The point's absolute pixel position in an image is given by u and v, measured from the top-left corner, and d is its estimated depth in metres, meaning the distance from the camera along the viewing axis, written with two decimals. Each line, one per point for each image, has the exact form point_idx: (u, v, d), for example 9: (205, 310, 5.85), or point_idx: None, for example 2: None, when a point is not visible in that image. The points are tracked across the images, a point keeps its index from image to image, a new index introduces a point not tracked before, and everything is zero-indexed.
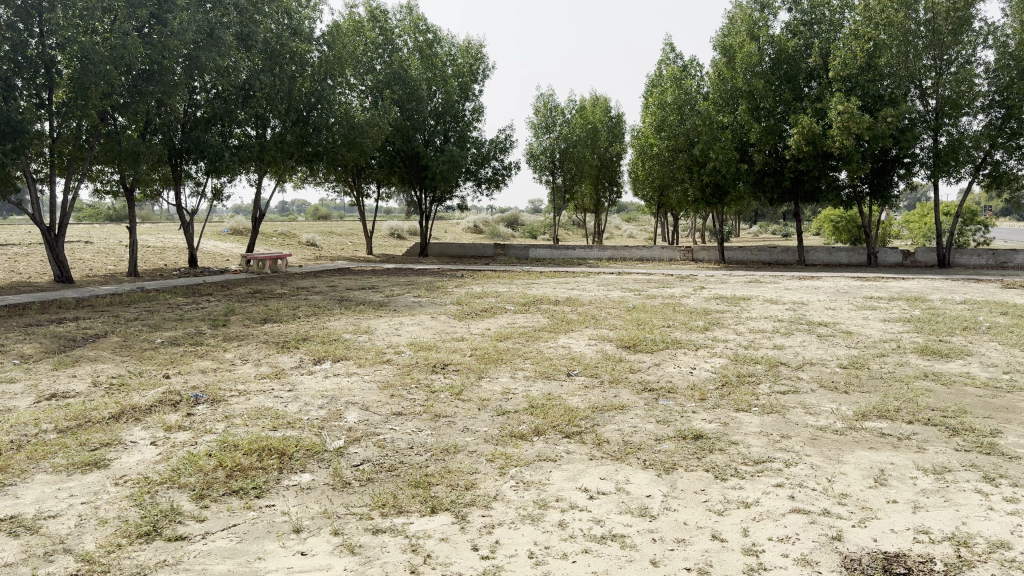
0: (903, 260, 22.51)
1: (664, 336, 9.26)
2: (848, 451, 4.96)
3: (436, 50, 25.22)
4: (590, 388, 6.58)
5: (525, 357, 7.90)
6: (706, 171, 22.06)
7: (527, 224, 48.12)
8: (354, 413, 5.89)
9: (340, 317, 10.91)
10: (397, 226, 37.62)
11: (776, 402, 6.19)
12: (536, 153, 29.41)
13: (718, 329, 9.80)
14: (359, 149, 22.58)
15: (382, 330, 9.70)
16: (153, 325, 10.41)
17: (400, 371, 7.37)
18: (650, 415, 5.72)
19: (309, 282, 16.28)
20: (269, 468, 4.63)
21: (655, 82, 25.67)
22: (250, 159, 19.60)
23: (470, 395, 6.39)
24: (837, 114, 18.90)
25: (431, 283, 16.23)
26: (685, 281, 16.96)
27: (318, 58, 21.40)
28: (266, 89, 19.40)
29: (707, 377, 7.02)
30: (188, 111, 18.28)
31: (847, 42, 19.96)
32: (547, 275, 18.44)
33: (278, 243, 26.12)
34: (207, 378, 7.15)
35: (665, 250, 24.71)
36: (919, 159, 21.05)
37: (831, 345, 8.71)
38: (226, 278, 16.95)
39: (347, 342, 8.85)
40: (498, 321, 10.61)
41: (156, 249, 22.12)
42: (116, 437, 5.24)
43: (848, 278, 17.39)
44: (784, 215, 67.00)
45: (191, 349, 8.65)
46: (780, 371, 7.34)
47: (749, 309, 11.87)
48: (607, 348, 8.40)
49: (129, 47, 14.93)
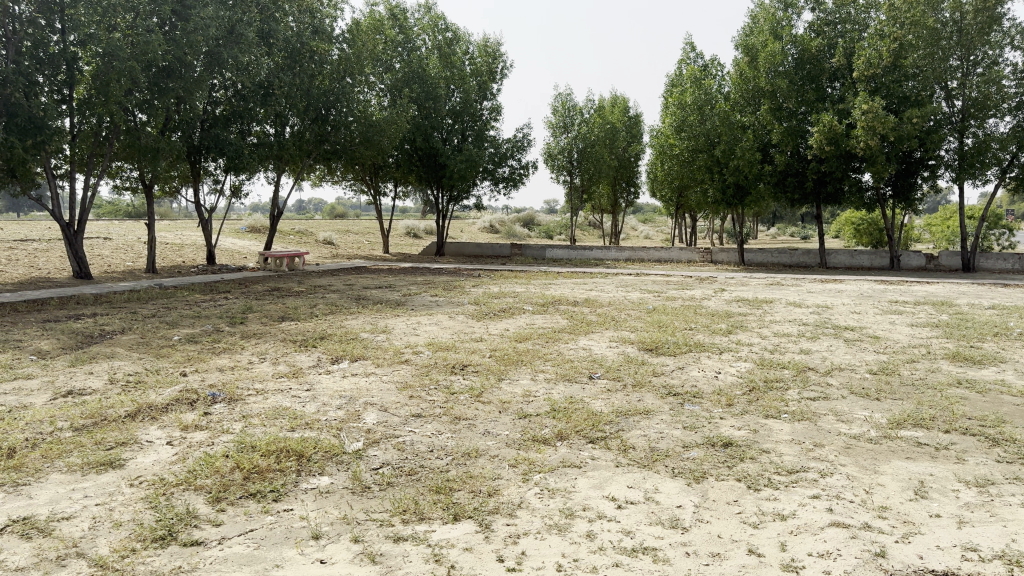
0: (927, 264, 22.16)
1: (687, 338, 9.09)
2: (884, 461, 4.79)
3: (455, 48, 25.10)
4: (613, 392, 6.43)
5: (546, 359, 7.75)
6: (727, 171, 21.79)
7: (544, 224, 47.97)
8: (373, 415, 5.78)
9: (358, 316, 10.81)
10: (414, 225, 37.60)
11: (806, 409, 6.01)
12: (553, 153, 29.27)
13: (741, 333, 9.61)
14: (377, 147, 22.53)
15: (400, 329, 9.59)
16: (170, 322, 10.35)
17: (419, 371, 7.25)
18: (676, 421, 5.57)
19: (326, 280, 16.21)
20: (287, 471, 4.52)
21: (675, 82, 25.43)
22: (269, 157, 19.58)
23: (490, 398, 6.26)
24: (862, 114, 18.62)
25: (448, 283, 16.13)
26: (705, 283, 16.76)
27: (338, 56, 21.18)
28: (286, 86, 19.34)
29: (732, 383, 6.85)
30: (208, 108, 18.25)
31: (872, 41, 19.66)
32: (565, 276, 18.28)
33: (295, 241, 26.11)
34: (224, 376, 7.06)
35: (684, 252, 24.49)
36: (944, 161, 20.73)
37: (858, 351, 8.51)
38: (244, 276, 16.92)
39: (364, 341, 8.74)
40: (518, 322, 10.47)
41: (175, 247, 22.17)
42: (132, 436, 5.15)
43: (871, 281, 17.12)
44: (802, 217, 66.43)
45: (208, 346, 8.57)
46: (808, 377, 7.16)
47: (772, 313, 11.68)
48: (629, 350, 8.24)
49: (152, 43, 14.98)
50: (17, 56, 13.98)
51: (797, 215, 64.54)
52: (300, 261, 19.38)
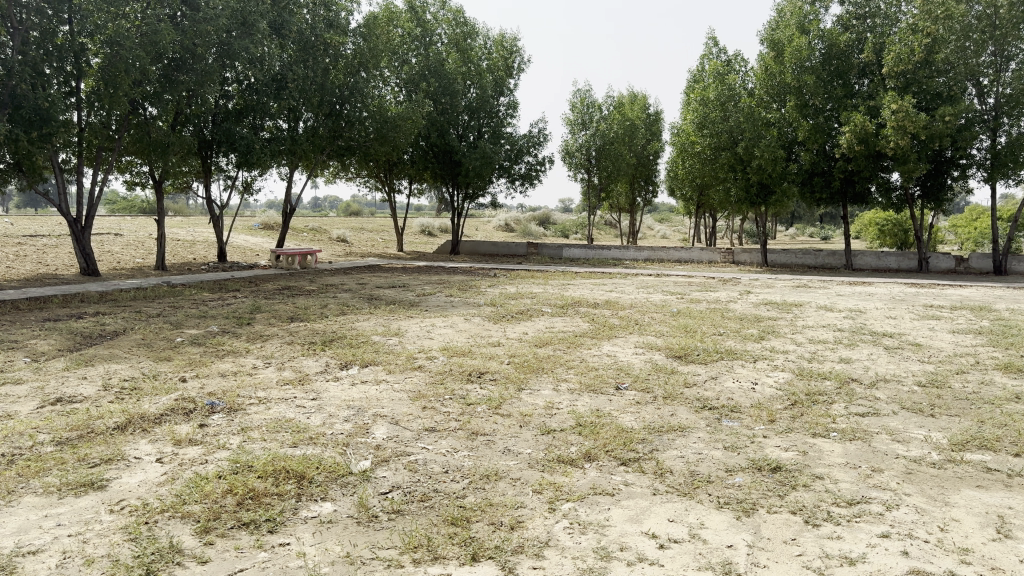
0: (957, 266, 21.41)
1: (717, 344, 8.56)
2: (953, 489, 4.26)
3: (471, 43, 24.63)
4: (642, 404, 5.92)
5: (568, 366, 7.25)
6: (751, 170, 21.20)
7: (560, 222, 47.44)
8: (382, 428, 5.30)
9: (370, 317, 10.36)
10: (429, 223, 37.20)
11: (857, 427, 5.47)
12: (571, 150, 28.76)
13: (774, 339, 9.07)
14: (391, 143, 22.12)
15: (413, 332, 9.12)
16: (174, 322, 9.94)
17: (432, 379, 6.77)
18: (715, 440, 5.06)
19: (338, 279, 15.79)
20: (285, 495, 4.05)
21: (697, 78, 24.85)
22: (281, 153, 19.18)
23: (510, 410, 5.76)
24: (892, 112, 18.06)
25: (464, 283, 15.68)
26: (729, 285, 16.21)
27: (352, 50, 20.65)
28: (299, 80, 18.95)
29: (771, 396, 6.33)
30: (221, 102, 17.88)
31: (904, 36, 19.03)
32: (583, 276, 17.78)
33: (307, 238, 25.76)
34: (226, 383, 6.61)
35: (705, 252, 23.91)
36: (976, 160, 20.00)
37: (903, 360, 7.94)
38: (254, 273, 16.56)
39: (376, 345, 8.28)
40: (536, 325, 9.98)
41: (186, 243, 21.85)
42: (120, 452, 4.71)
43: (901, 285, 16.51)
44: (821, 217, 65.49)
45: (211, 349, 8.14)
46: (852, 390, 6.62)
47: (803, 317, 11.12)
48: (656, 357, 7.73)
49: (161, 34, 14.67)
50: (24, 47, 13.57)
51: (816, 215, 63.63)
52: (313, 259, 18.97)
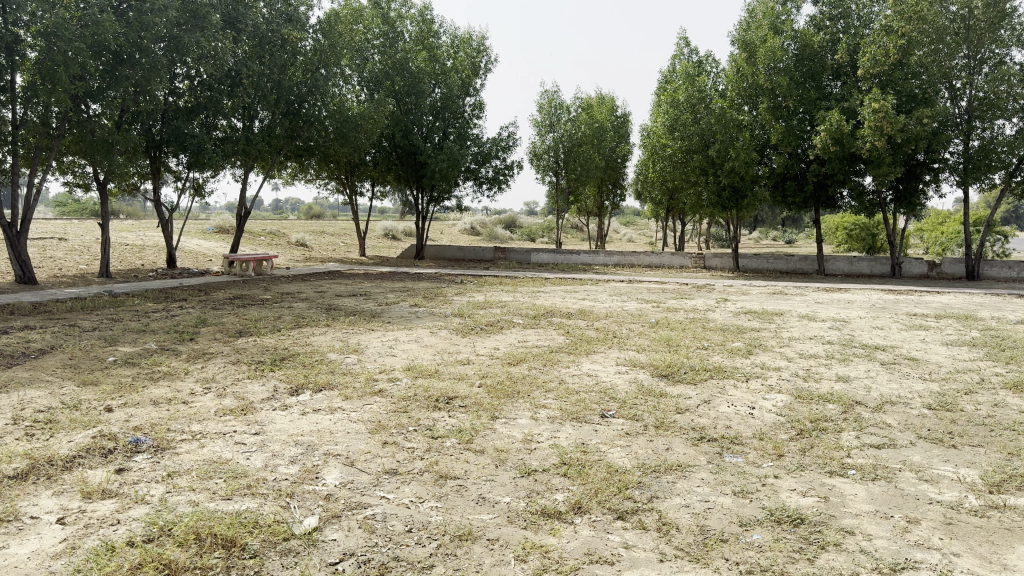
0: (929, 272, 21.19)
1: (704, 360, 7.93)
2: (1007, 546, 3.63)
3: (436, 41, 23.85)
4: (633, 436, 5.24)
5: (546, 389, 6.55)
6: (723, 173, 20.74)
7: (526, 226, 46.77)
8: (335, 473, 4.53)
9: (327, 330, 9.55)
10: (393, 227, 36.28)
11: (876, 463, 4.85)
12: (538, 152, 28.13)
13: (763, 354, 8.47)
14: (353, 144, 21.24)
15: (374, 348, 8.35)
16: (108, 338, 9.03)
17: (394, 406, 6.00)
18: (722, 482, 4.39)
19: (295, 287, 14.90)
20: (211, 573, 3.27)
21: (667, 79, 24.40)
22: (236, 154, 18.20)
23: (483, 446, 5.03)
24: (871, 112, 17.82)
25: (429, 290, 14.93)
26: (704, 292, 15.69)
27: (311, 46, 19.80)
28: (255, 76, 17.95)
29: (773, 425, 5.70)
30: (170, 100, 16.83)
31: (879, 37, 18.74)
32: (553, 283, 17.13)
33: (265, 243, 24.72)
34: (156, 414, 5.78)
35: (675, 256, 23.44)
36: (949, 164, 19.75)
37: (903, 378, 7.37)
38: (206, 281, 15.64)
39: (331, 364, 7.47)
40: (509, 339, 9.27)
41: (135, 248, 20.75)
42: (12, 511, 3.87)
43: (879, 291, 16.15)
44: (783, 220, 65.81)
45: (145, 371, 7.27)
46: (858, 415, 6.02)
47: (788, 327, 10.55)
48: (640, 377, 7.06)
49: (104, 25, 13.56)
50: None
51: (778, 219, 63.77)
52: (269, 266, 18.06)
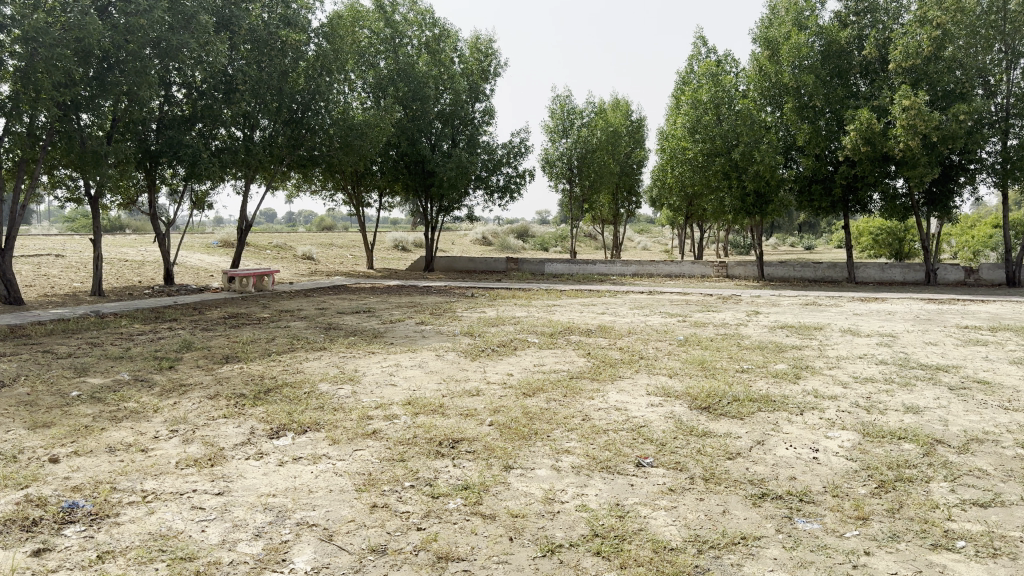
0: (966, 278, 20.06)
1: (747, 388, 6.95)
2: None
3: (444, 45, 23.02)
4: (678, 494, 4.27)
5: (569, 427, 5.59)
6: (747, 177, 19.75)
7: (539, 235, 45.85)
8: (308, 552, 3.60)
9: (323, 354, 8.64)
10: (403, 238, 35.46)
11: (988, 530, 3.84)
12: (551, 159, 27.19)
13: (812, 378, 7.47)
14: (358, 153, 20.37)
15: (372, 376, 7.41)
16: (80, 367, 8.14)
17: (389, 452, 5.06)
18: (801, 565, 3.42)
19: (295, 304, 14.00)
20: None
21: (685, 80, 23.54)
22: (235, 164, 17.35)
23: (494, 510, 4.08)
24: (903, 110, 16.83)
25: (438, 306, 14.01)
26: (732, 304, 14.68)
27: (314, 51, 18.99)
28: (252, 83, 17.06)
29: (845, 476, 4.71)
30: (164, 108, 16.07)
31: (911, 30, 17.72)
32: (569, 296, 16.18)
33: (270, 256, 23.91)
34: (107, 467, 4.87)
35: (696, 265, 22.44)
36: (987, 164, 18.50)
37: (981, 408, 6.34)
38: (202, 299, 14.79)
39: (321, 397, 6.55)
40: (524, 362, 8.30)
41: (134, 265, 20.00)
42: None
43: (919, 300, 15.08)
44: (799, 225, 64.51)
45: (110, 408, 6.38)
46: (944, 459, 5.01)
47: (832, 345, 9.53)
48: (677, 410, 6.08)
49: (89, 28, 12.71)
50: None
51: (795, 226, 62.49)
52: (270, 281, 17.17)
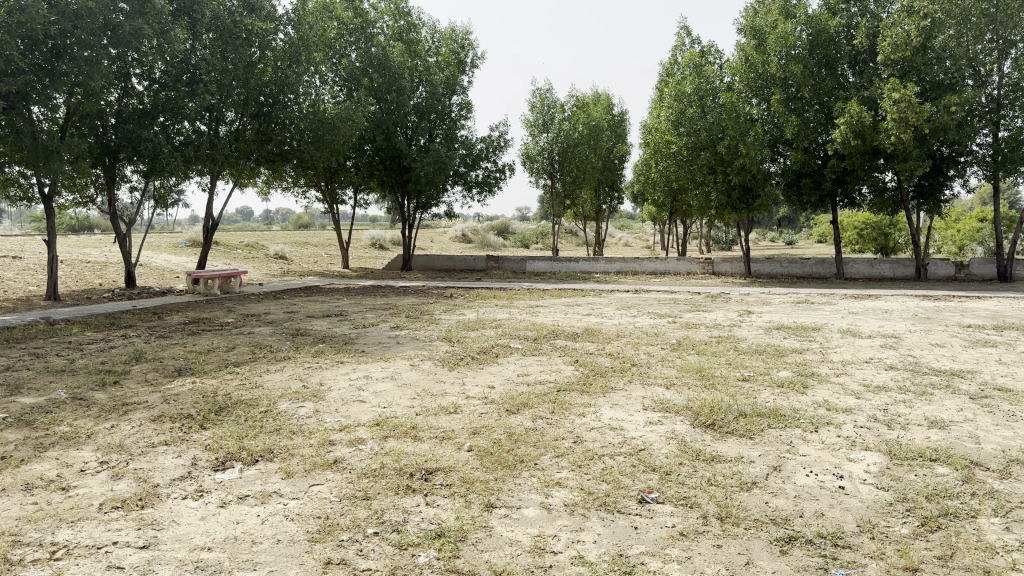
0: (957, 273, 19.66)
1: (752, 400, 6.33)
2: None
3: (417, 36, 22.23)
4: (691, 542, 3.59)
5: (559, 452, 4.90)
6: (733, 171, 19.21)
7: (519, 232, 45.23)
8: None
9: (285, 365, 7.89)
10: (380, 236, 34.65)
11: None
12: (531, 154, 26.53)
13: (820, 388, 6.84)
14: (331, 148, 19.59)
15: (338, 390, 6.70)
16: (15, 383, 7.34)
17: (351, 488, 4.35)
18: None
19: (262, 307, 13.22)
20: None
21: (669, 71, 22.92)
22: (200, 160, 16.50)
23: (473, 568, 3.37)
24: (893, 102, 16.27)
25: (415, 307, 13.31)
26: (722, 303, 14.10)
27: (282, 42, 18.19)
28: (214, 73, 16.25)
29: (880, 510, 4.06)
30: (122, 101, 15.14)
31: (900, 19, 17.20)
32: (552, 295, 15.54)
33: (240, 256, 23.06)
34: (16, 512, 4.11)
35: (681, 262, 21.90)
36: (977, 156, 18.08)
37: (1011, 421, 5.74)
38: (164, 303, 13.96)
39: (279, 418, 5.82)
40: (506, 372, 7.61)
41: (97, 266, 19.08)
42: None
43: (913, 297, 14.57)
44: (778, 220, 64.32)
45: (38, 434, 5.61)
46: (989, 487, 4.37)
47: (835, 348, 8.95)
48: (678, 429, 5.42)
49: (33, 13, 11.77)
50: None
51: (775, 220, 62.47)
52: (238, 282, 16.31)
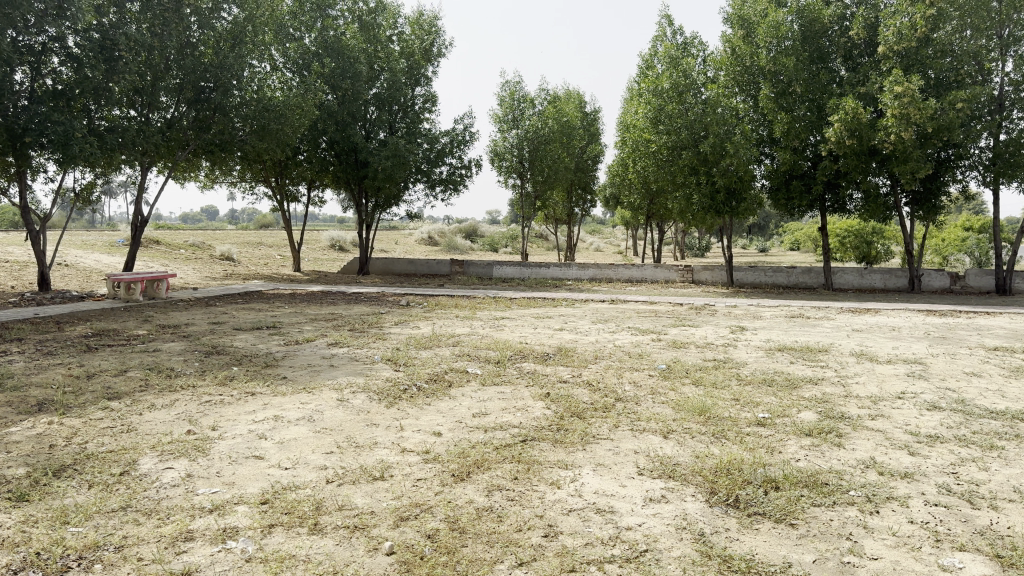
0: (953, 286, 18.44)
1: (780, 459, 4.78)
2: None
3: (379, 20, 20.56)
4: None
5: (523, 558, 3.29)
6: (717, 173, 17.84)
7: (487, 236, 43.74)
8: None
9: (177, 399, 6.18)
10: (340, 237, 32.84)
11: None
12: (500, 151, 24.96)
13: (860, 439, 5.32)
14: (277, 139, 17.81)
15: (234, 440, 5.03)
16: None
17: None
18: None
19: (185, 317, 11.43)
20: None
21: (649, 63, 21.53)
22: (126, 148, 14.61)
23: None
24: (894, 96, 14.96)
25: (363, 318, 11.65)
26: (709, 316, 12.65)
27: (226, 20, 16.48)
28: (142, 50, 14.48)
29: None
30: (32, 82, 13.26)
31: (901, 10, 15.98)
32: (521, 305, 13.94)
33: (182, 257, 21.22)
34: None
35: (659, 270, 20.51)
36: (976, 160, 16.85)
37: None
38: (73, 310, 12.09)
39: (132, 489, 4.13)
40: (458, 411, 5.97)
41: (14, 267, 17.10)
42: None
43: (917, 313, 13.24)
44: (750, 228, 63.55)
45: None
46: None
47: (856, 377, 7.50)
48: (690, 511, 3.86)
49: None
50: None
51: (746, 228, 61.74)
52: (166, 286, 14.38)
